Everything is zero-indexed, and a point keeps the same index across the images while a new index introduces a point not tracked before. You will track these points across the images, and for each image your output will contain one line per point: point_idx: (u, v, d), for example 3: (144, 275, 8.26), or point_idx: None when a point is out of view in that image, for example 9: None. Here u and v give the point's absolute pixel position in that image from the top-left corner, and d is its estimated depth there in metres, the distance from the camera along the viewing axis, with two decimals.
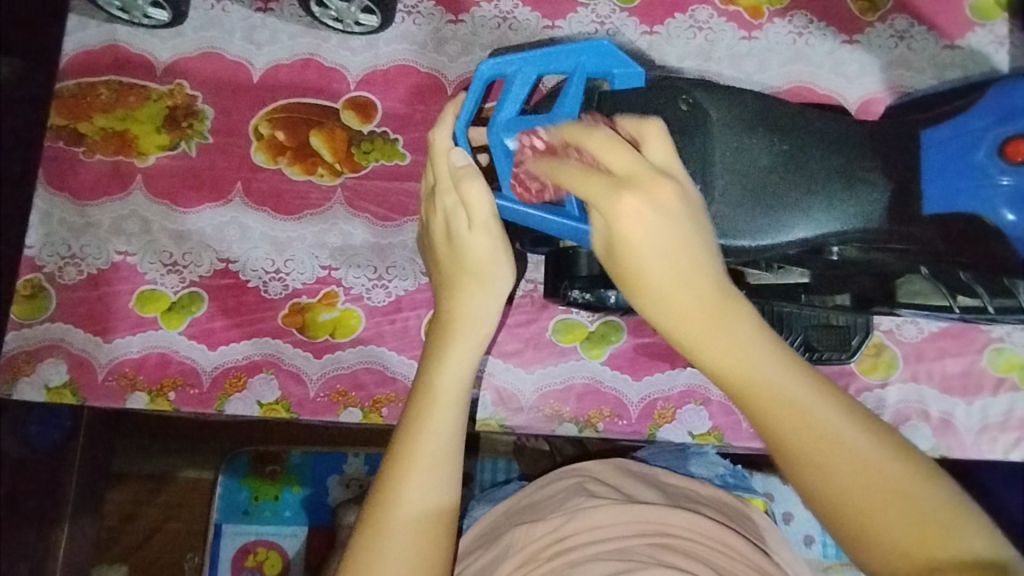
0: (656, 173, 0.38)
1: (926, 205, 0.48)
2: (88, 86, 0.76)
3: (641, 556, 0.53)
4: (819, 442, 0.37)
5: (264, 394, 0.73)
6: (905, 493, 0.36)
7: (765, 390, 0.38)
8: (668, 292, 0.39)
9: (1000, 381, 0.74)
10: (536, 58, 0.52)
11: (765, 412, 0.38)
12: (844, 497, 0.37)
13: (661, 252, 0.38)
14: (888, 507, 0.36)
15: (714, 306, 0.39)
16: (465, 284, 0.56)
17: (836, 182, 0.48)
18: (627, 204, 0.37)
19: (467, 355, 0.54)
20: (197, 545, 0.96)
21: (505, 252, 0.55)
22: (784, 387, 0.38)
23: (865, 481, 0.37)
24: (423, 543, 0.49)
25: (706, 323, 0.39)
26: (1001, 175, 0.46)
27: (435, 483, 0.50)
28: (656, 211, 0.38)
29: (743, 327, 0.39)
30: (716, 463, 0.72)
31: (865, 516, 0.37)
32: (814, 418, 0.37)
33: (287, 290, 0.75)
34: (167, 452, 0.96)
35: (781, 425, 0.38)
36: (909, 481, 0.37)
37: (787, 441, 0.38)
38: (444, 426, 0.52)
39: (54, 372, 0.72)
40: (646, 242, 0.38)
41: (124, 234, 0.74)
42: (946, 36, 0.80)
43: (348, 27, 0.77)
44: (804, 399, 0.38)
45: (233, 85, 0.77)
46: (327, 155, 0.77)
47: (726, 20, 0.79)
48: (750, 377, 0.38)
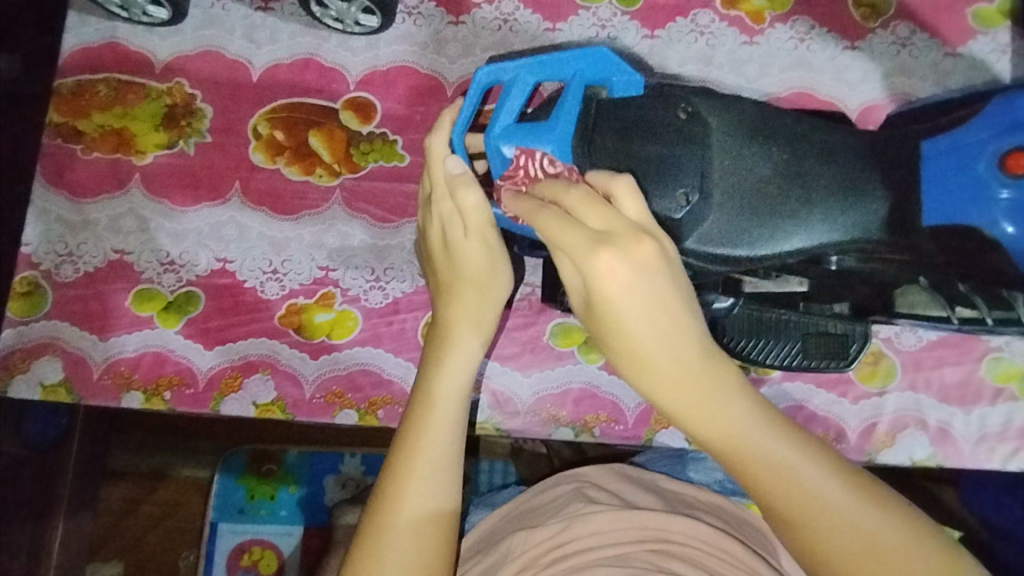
0: (627, 240, 0.40)
1: (925, 216, 0.47)
2: (87, 84, 0.75)
3: (642, 562, 0.52)
4: (795, 495, 0.41)
5: (260, 395, 0.73)
6: (874, 535, 0.40)
7: (743, 450, 0.41)
8: (650, 361, 0.41)
9: (999, 391, 0.74)
10: (535, 64, 0.52)
11: (749, 470, 0.41)
12: (825, 546, 0.41)
13: (637, 312, 0.40)
14: (864, 548, 0.40)
15: (693, 374, 0.41)
16: (461, 291, 0.55)
17: (836, 192, 0.48)
18: (604, 269, 0.40)
19: (466, 360, 0.54)
20: (192, 544, 0.96)
21: (502, 256, 0.55)
22: (763, 444, 0.41)
23: (844, 530, 0.41)
24: (423, 550, 0.48)
25: (687, 388, 0.41)
26: (1001, 188, 0.46)
27: (434, 488, 0.50)
28: (634, 278, 0.40)
29: (722, 391, 0.41)
30: (716, 468, 0.70)
31: (844, 558, 0.40)
32: (791, 475, 0.41)
33: (284, 290, 0.75)
34: (162, 450, 0.96)
35: (749, 469, 0.42)
36: (879, 520, 0.41)
37: (770, 496, 0.41)
38: (443, 432, 0.51)
39: (49, 370, 0.72)
40: (623, 301, 0.40)
41: (121, 233, 0.74)
42: (949, 43, 0.79)
43: (348, 27, 0.77)
44: (782, 455, 0.41)
45: (232, 84, 0.77)
46: (326, 155, 0.76)
47: (728, 24, 0.79)
48: (732, 439, 0.41)
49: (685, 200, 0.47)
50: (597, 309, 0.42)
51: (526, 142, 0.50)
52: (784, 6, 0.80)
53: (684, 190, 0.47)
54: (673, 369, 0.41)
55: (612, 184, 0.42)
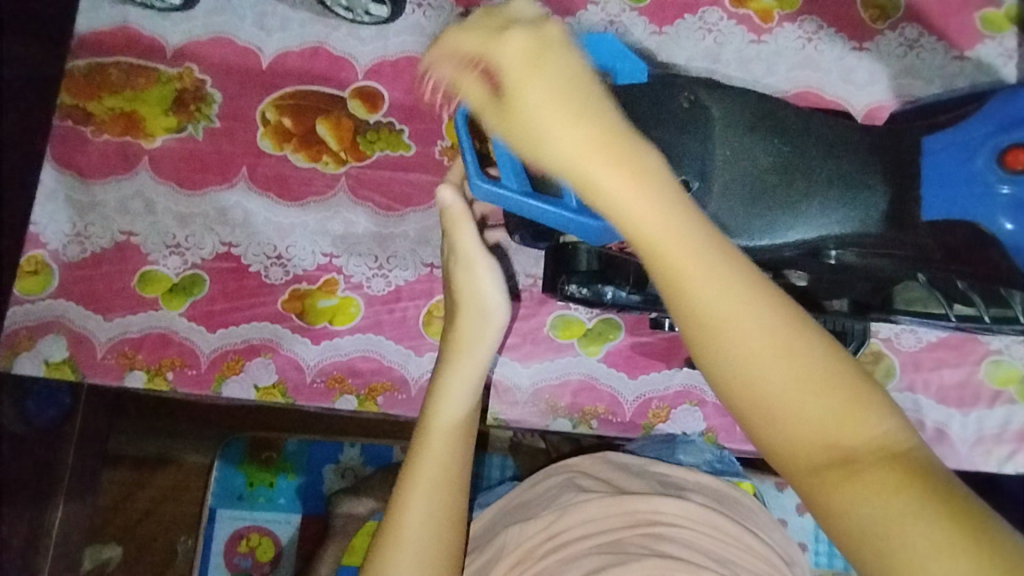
0: (549, 34, 0.35)
1: (925, 211, 0.48)
2: (99, 67, 0.76)
3: (634, 546, 0.54)
4: (725, 302, 0.31)
5: (262, 377, 0.74)
6: (827, 371, 0.31)
7: (671, 234, 0.31)
8: (559, 132, 0.32)
9: (997, 394, 0.74)
10: None
11: (675, 266, 0.31)
12: (753, 370, 0.31)
13: (554, 85, 0.33)
14: (811, 386, 0.30)
15: (617, 137, 0.32)
16: (464, 314, 0.58)
17: (836, 185, 0.48)
18: (514, 51, 0.35)
19: (471, 377, 0.57)
20: (190, 528, 0.96)
21: (493, 284, 0.58)
22: (694, 241, 0.31)
23: (795, 380, 0.30)
24: (434, 553, 0.53)
25: (610, 157, 0.32)
26: (999, 184, 0.46)
27: (439, 494, 0.54)
28: (546, 64, 0.34)
29: (654, 170, 0.32)
30: (703, 450, 0.71)
31: (778, 390, 0.30)
32: (728, 291, 0.31)
33: (288, 276, 0.75)
34: (165, 434, 0.97)
35: (681, 279, 0.31)
36: (831, 361, 0.31)
37: (689, 294, 0.31)
38: (447, 446, 0.55)
39: (54, 348, 0.73)
40: (537, 82, 0.34)
41: (128, 215, 0.75)
42: (957, 46, 0.80)
43: (358, 17, 0.78)
44: (717, 256, 0.31)
45: (242, 70, 0.77)
46: (333, 143, 0.77)
47: (737, 23, 0.79)
48: (662, 228, 0.31)
49: (686, 187, 0.47)
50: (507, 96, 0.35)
51: None
52: (792, 6, 0.80)
53: (685, 178, 0.47)
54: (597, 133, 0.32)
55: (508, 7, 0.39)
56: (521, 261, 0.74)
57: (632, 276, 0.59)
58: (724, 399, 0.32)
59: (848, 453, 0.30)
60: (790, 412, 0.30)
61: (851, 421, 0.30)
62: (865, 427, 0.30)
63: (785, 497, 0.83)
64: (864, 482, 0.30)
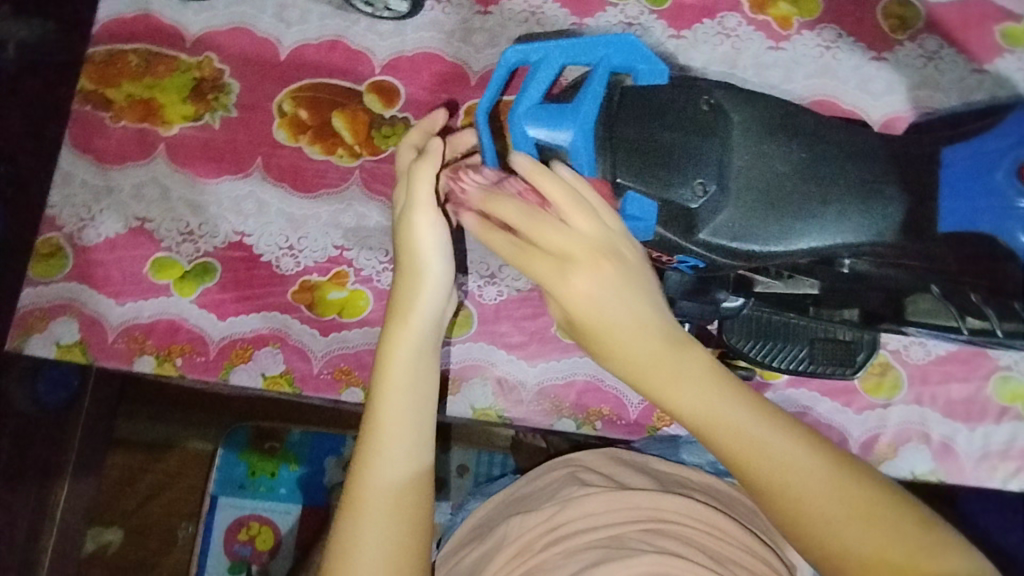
0: (601, 245, 0.46)
1: (941, 220, 0.46)
2: (119, 53, 0.77)
3: (634, 541, 0.53)
4: (774, 470, 0.44)
5: (269, 367, 0.74)
6: (862, 504, 0.43)
7: (720, 424, 0.45)
8: (622, 349, 0.47)
9: (1004, 410, 0.73)
10: (563, 47, 0.53)
11: (735, 451, 0.45)
12: (818, 523, 0.43)
13: (619, 308, 0.47)
14: (855, 519, 0.43)
15: (667, 356, 0.47)
16: (403, 275, 0.57)
17: (854, 192, 0.48)
18: (575, 283, 0.46)
19: (416, 336, 0.55)
20: (193, 514, 0.97)
21: (429, 237, 0.56)
22: (752, 428, 0.45)
23: (855, 525, 0.43)
24: (400, 517, 0.50)
25: (668, 371, 0.47)
26: (1019, 196, 0.44)
27: (400, 456, 0.52)
28: (605, 282, 0.47)
29: (697, 372, 0.47)
30: (708, 450, 0.71)
31: (829, 526, 0.43)
32: (783, 460, 0.44)
33: (298, 267, 0.76)
34: (171, 420, 0.98)
35: (749, 459, 0.45)
36: (868, 496, 0.43)
37: (748, 464, 0.45)
38: (399, 406, 0.53)
39: (66, 330, 0.73)
40: (605, 311, 0.47)
41: (143, 201, 0.76)
42: (976, 59, 0.79)
43: (377, 11, 0.78)
44: (759, 432, 0.45)
45: (260, 61, 0.78)
46: (348, 136, 0.77)
47: (755, 29, 0.79)
48: (709, 419, 0.46)
49: (702, 190, 0.48)
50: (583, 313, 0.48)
51: (550, 126, 0.51)
52: (812, 14, 0.80)
53: (702, 180, 0.48)
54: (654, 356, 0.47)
55: (546, 172, 0.46)
56: None
57: None
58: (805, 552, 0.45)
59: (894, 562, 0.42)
60: (856, 552, 0.42)
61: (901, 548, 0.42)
62: (925, 559, 0.41)
63: None
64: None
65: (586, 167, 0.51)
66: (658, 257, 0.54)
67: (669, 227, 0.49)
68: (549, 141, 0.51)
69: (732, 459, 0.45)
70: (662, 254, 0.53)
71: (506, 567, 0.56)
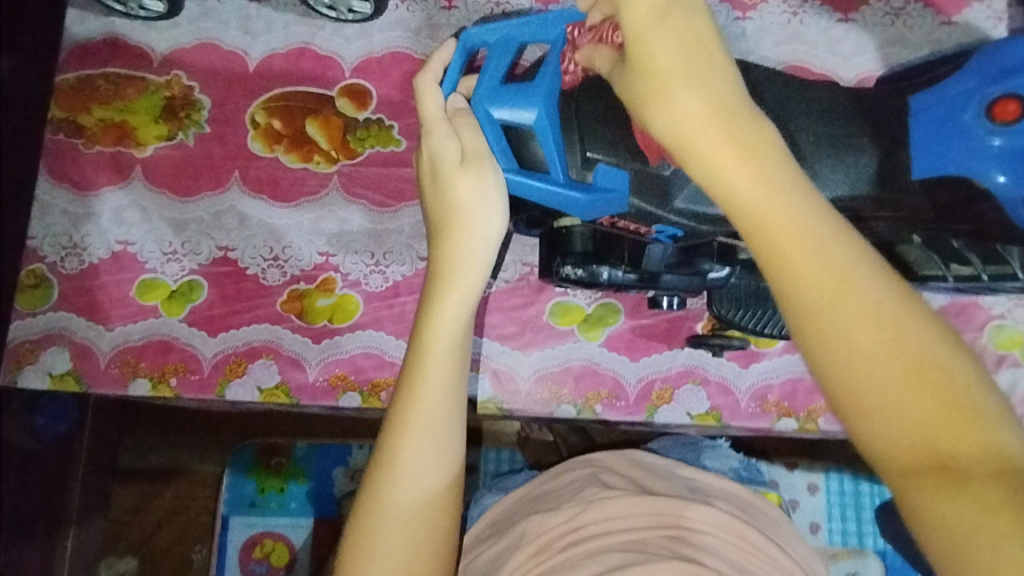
0: None
1: (913, 170, 0.48)
2: (87, 78, 0.76)
3: (657, 547, 0.53)
4: (815, 260, 0.32)
5: (264, 379, 0.74)
6: (940, 366, 0.30)
7: (775, 208, 0.33)
8: (673, 90, 0.36)
9: (1002, 358, 0.73)
10: (521, 26, 0.51)
11: (767, 236, 0.33)
12: (857, 344, 0.31)
13: (682, 55, 0.36)
14: (913, 382, 0.30)
15: (730, 109, 0.35)
16: (454, 231, 0.48)
17: (826, 147, 0.49)
18: (640, 9, 0.37)
19: (461, 306, 0.48)
20: (203, 537, 0.96)
21: (494, 192, 0.47)
22: (800, 209, 0.33)
23: (896, 359, 0.31)
24: (426, 518, 0.46)
25: (720, 126, 0.35)
26: (990, 136, 0.45)
27: (435, 447, 0.47)
28: (670, 23, 0.37)
29: (774, 156, 0.34)
30: (729, 457, 0.72)
31: (874, 380, 0.31)
32: (829, 249, 0.32)
33: (285, 277, 0.75)
34: (173, 445, 0.97)
35: (784, 243, 0.33)
36: (955, 370, 0.30)
37: (797, 273, 0.32)
38: (439, 388, 0.47)
39: (57, 360, 0.73)
40: (667, 58, 0.36)
41: (124, 225, 0.75)
42: (944, 12, 0.79)
43: (342, 14, 0.77)
44: (808, 214, 0.33)
45: (229, 75, 0.77)
46: (324, 143, 0.77)
47: (720, 1, 0.79)
48: (750, 190, 0.34)
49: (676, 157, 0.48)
50: (630, 60, 0.38)
51: (513, 105, 0.49)
52: None
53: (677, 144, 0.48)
54: (707, 115, 0.35)
55: None
56: (517, 251, 0.74)
57: (627, 252, 0.58)
58: (824, 390, 0.32)
59: (946, 457, 0.29)
60: (877, 396, 0.30)
61: (954, 427, 0.30)
62: (964, 427, 0.29)
63: (795, 477, 0.85)
64: (960, 484, 0.29)
65: (555, 142, 0.49)
66: (636, 229, 0.53)
67: (644, 198, 0.49)
68: (514, 120, 0.49)
69: (771, 261, 0.33)
70: (638, 226, 0.52)
71: (525, 565, 0.55)
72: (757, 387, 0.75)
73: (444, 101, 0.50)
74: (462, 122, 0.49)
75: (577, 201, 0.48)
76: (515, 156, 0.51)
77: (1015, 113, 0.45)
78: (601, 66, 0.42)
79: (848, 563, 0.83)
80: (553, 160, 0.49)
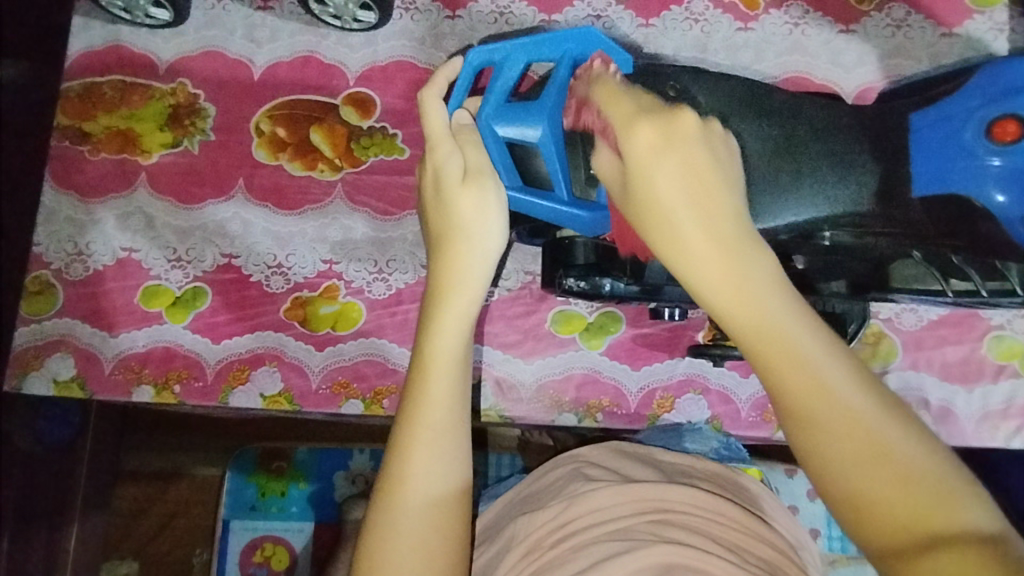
0: (677, 129, 0.40)
1: (914, 186, 0.48)
2: (93, 86, 0.77)
3: (643, 533, 0.53)
4: (804, 376, 0.36)
5: (268, 386, 0.74)
6: (908, 463, 0.34)
7: (759, 319, 0.37)
8: (677, 227, 0.39)
9: (1001, 369, 0.74)
10: (525, 46, 0.51)
11: (762, 357, 0.37)
12: (836, 445, 0.35)
13: (680, 188, 0.40)
14: (884, 475, 0.34)
15: (724, 232, 0.39)
16: (455, 246, 0.48)
17: (827, 164, 0.49)
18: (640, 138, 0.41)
19: (462, 318, 0.48)
20: (202, 542, 0.98)
21: (495, 207, 0.48)
22: (791, 329, 0.36)
23: (871, 458, 0.34)
24: (439, 529, 0.46)
25: (718, 258, 0.38)
26: (991, 156, 0.46)
27: (443, 459, 0.47)
28: (668, 157, 0.40)
29: (767, 281, 0.38)
30: (709, 437, 0.72)
31: (854, 479, 0.34)
32: (818, 363, 0.36)
33: (288, 284, 0.76)
34: (169, 452, 0.98)
35: (773, 360, 0.36)
36: (918, 455, 0.34)
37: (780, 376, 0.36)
38: (443, 400, 0.47)
39: (62, 366, 0.73)
40: (666, 190, 0.40)
41: (129, 231, 0.76)
42: (944, 24, 0.79)
43: (347, 24, 0.78)
44: (799, 329, 0.36)
45: (234, 84, 0.78)
46: (328, 151, 0.78)
47: (722, 12, 0.80)
48: (746, 309, 0.37)
49: None
50: (631, 189, 0.41)
51: (518, 123, 0.50)
52: None
53: None
54: (705, 243, 0.38)
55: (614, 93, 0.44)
56: (519, 259, 0.74)
57: (628, 267, 0.57)
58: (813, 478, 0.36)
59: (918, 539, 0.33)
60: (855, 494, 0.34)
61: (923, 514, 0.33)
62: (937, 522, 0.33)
63: (795, 483, 0.85)
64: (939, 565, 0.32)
65: (558, 164, 0.49)
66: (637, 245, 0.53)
67: None
68: (519, 138, 0.50)
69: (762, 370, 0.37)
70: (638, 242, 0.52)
71: (517, 566, 0.55)
72: (757, 397, 0.75)
73: (449, 117, 0.50)
74: (466, 138, 0.49)
75: (579, 217, 0.49)
76: (519, 173, 0.52)
77: (1015, 133, 0.46)
78: (604, 174, 0.44)
79: (846, 569, 0.84)
80: (557, 179, 0.49)
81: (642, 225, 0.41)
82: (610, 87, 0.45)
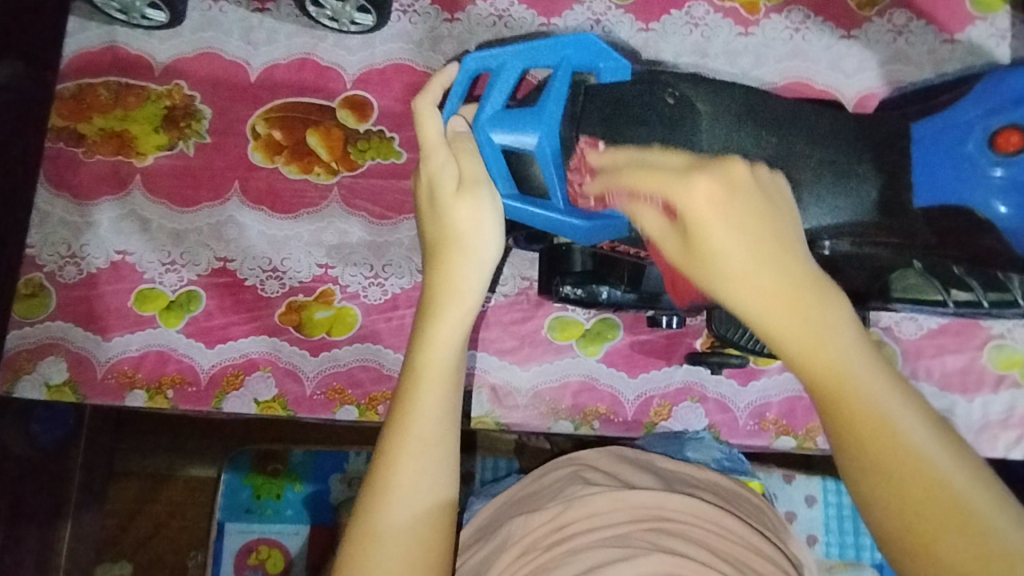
0: (737, 174, 0.37)
1: (915, 197, 0.48)
2: (88, 87, 0.76)
3: (639, 541, 0.52)
4: (883, 435, 0.34)
5: (261, 392, 0.74)
6: (981, 521, 0.34)
7: (843, 379, 0.35)
8: (746, 278, 0.36)
9: (1001, 379, 0.74)
10: (523, 52, 0.51)
11: (838, 414, 0.35)
12: (913, 504, 0.34)
13: (746, 235, 0.36)
14: (957, 532, 0.33)
15: (797, 282, 0.36)
16: (450, 255, 0.48)
17: (829, 173, 0.48)
18: (698, 185, 0.37)
19: (456, 329, 0.48)
20: (199, 543, 0.96)
21: (491, 216, 0.48)
22: (865, 383, 0.35)
23: (948, 519, 0.34)
24: (423, 540, 0.45)
25: (791, 310, 0.36)
26: (992, 166, 0.46)
27: (432, 470, 0.46)
28: (732, 203, 0.37)
29: (844, 335, 0.36)
30: (711, 447, 0.71)
31: (929, 540, 0.34)
32: (893, 418, 0.35)
33: (283, 288, 0.75)
34: (165, 452, 0.96)
35: (850, 416, 0.35)
36: (988, 509, 0.34)
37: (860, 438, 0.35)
38: (434, 411, 0.47)
39: (54, 370, 0.73)
40: (733, 240, 0.36)
41: (123, 234, 0.75)
42: (946, 30, 0.79)
43: (344, 26, 0.77)
44: (875, 384, 0.35)
45: (231, 85, 0.77)
46: (324, 154, 0.77)
47: (722, 17, 0.79)
48: (821, 364, 0.35)
49: None
50: (688, 235, 0.37)
51: (514, 131, 0.49)
52: None
53: None
54: (778, 294, 0.36)
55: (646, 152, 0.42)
56: (516, 265, 0.74)
57: (627, 274, 0.58)
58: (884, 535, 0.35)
59: None
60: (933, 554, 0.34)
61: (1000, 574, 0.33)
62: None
63: (793, 489, 0.85)
64: None
65: (554, 171, 0.49)
66: (636, 253, 0.53)
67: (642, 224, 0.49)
68: (516, 145, 0.49)
69: (837, 426, 0.35)
70: (637, 250, 0.52)
71: (511, 568, 0.55)
72: (755, 405, 0.75)
73: (444, 125, 0.50)
74: (462, 147, 0.48)
75: (575, 226, 0.48)
76: (515, 182, 0.51)
77: (1017, 144, 0.45)
78: (646, 228, 0.40)
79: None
80: (553, 187, 0.49)
81: (704, 275, 0.38)
82: (639, 166, 0.41)
